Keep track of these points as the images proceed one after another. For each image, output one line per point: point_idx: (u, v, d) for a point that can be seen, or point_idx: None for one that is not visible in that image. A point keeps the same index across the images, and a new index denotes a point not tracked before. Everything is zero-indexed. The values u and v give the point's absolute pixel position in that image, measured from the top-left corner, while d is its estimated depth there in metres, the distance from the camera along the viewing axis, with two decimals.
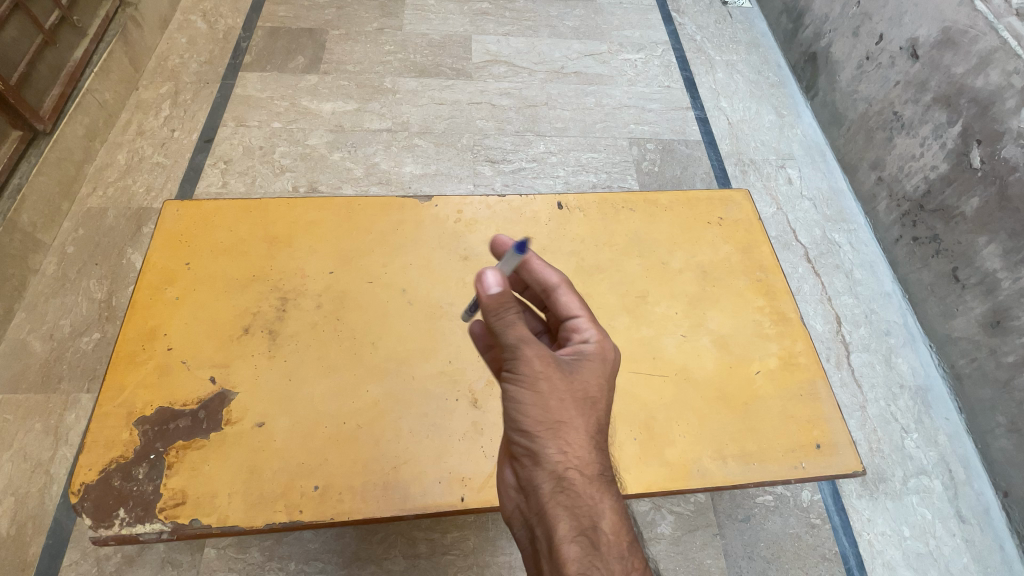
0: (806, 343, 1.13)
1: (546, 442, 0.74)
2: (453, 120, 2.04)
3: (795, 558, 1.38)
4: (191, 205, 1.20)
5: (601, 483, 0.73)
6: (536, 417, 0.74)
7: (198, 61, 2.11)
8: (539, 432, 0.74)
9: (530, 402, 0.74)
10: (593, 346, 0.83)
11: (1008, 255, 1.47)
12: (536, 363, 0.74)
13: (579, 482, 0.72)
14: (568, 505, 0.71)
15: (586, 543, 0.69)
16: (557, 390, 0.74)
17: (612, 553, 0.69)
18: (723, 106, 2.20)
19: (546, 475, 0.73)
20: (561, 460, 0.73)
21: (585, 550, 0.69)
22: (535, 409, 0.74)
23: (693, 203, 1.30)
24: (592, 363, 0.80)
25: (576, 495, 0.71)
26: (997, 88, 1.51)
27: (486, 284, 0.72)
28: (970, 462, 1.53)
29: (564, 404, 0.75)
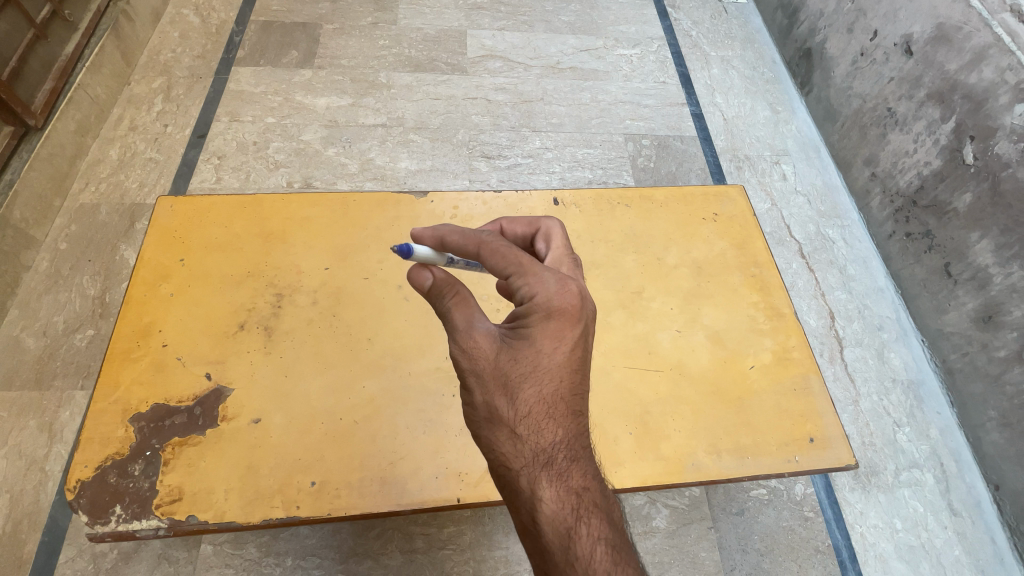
0: (799, 338, 1.14)
1: (482, 441, 0.73)
2: (448, 115, 2.03)
3: (788, 551, 1.39)
4: (185, 200, 1.19)
5: (535, 475, 0.67)
6: (472, 416, 0.75)
7: (191, 55, 2.09)
8: (476, 431, 0.74)
9: (466, 402, 0.75)
10: (526, 310, 0.73)
11: (1000, 250, 1.49)
12: (459, 359, 0.74)
13: (514, 479, 0.68)
14: (512, 504, 0.69)
15: (532, 543, 0.66)
16: (483, 384, 0.72)
17: (553, 552, 0.63)
18: (717, 102, 2.20)
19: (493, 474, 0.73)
20: (496, 457, 0.70)
21: (532, 550, 0.66)
22: (471, 408, 0.74)
23: (688, 199, 1.30)
24: (521, 336, 0.73)
25: (512, 493, 0.68)
26: (991, 84, 1.52)
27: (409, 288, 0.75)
28: (961, 456, 1.55)
29: (489, 397, 0.72)
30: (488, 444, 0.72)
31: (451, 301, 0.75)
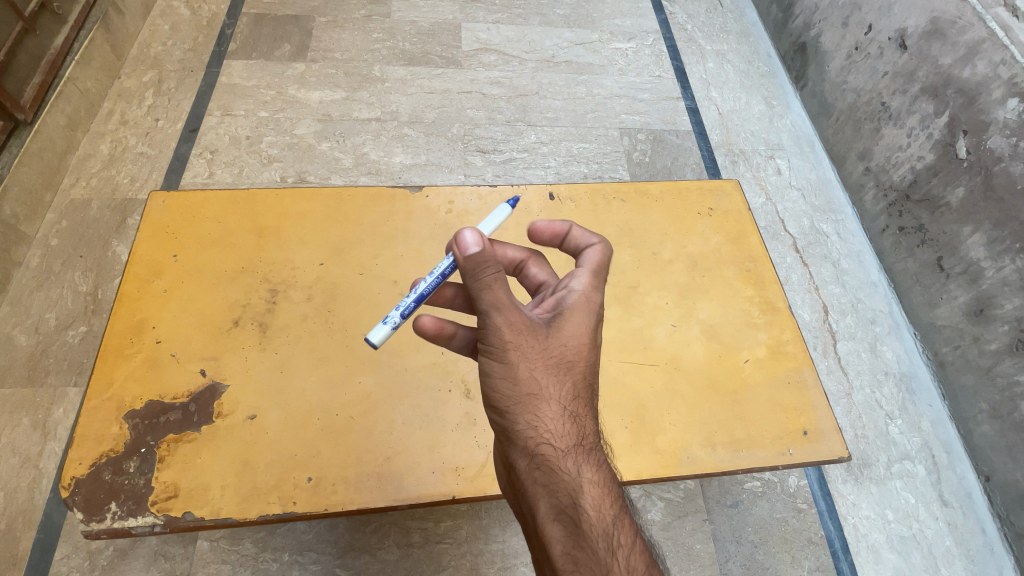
0: (794, 332, 1.14)
1: (517, 420, 0.74)
2: (443, 109, 2.02)
3: (782, 542, 1.41)
4: (177, 195, 1.18)
5: (578, 457, 0.73)
6: (505, 392, 0.74)
7: (182, 49, 2.06)
8: (510, 408, 0.74)
9: (499, 378, 0.74)
10: (572, 299, 0.81)
11: (992, 244, 1.50)
12: (504, 331, 0.74)
13: (555, 459, 0.72)
14: (546, 482, 0.72)
15: (568, 521, 0.70)
16: (528, 361, 0.74)
17: (595, 530, 0.69)
18: (713, 96, 2.20)
19: (520, 454, 0.74)
20: (534, 437, 0.73)
21: (568, 529, 0.70)
22: (504, 383, 0.74)
23: (684, 193, 1.30)
24: (566, 319, 0.79)
25: (552, 472, 0.72)
26: (983, 79, 1.52)
27: (465, 243, 0.75)
28: (952, 447, 1.57)
29: (534, 374, 0.74)
30: (527, 423, 0.74)
31: (492, 277, 0.75)
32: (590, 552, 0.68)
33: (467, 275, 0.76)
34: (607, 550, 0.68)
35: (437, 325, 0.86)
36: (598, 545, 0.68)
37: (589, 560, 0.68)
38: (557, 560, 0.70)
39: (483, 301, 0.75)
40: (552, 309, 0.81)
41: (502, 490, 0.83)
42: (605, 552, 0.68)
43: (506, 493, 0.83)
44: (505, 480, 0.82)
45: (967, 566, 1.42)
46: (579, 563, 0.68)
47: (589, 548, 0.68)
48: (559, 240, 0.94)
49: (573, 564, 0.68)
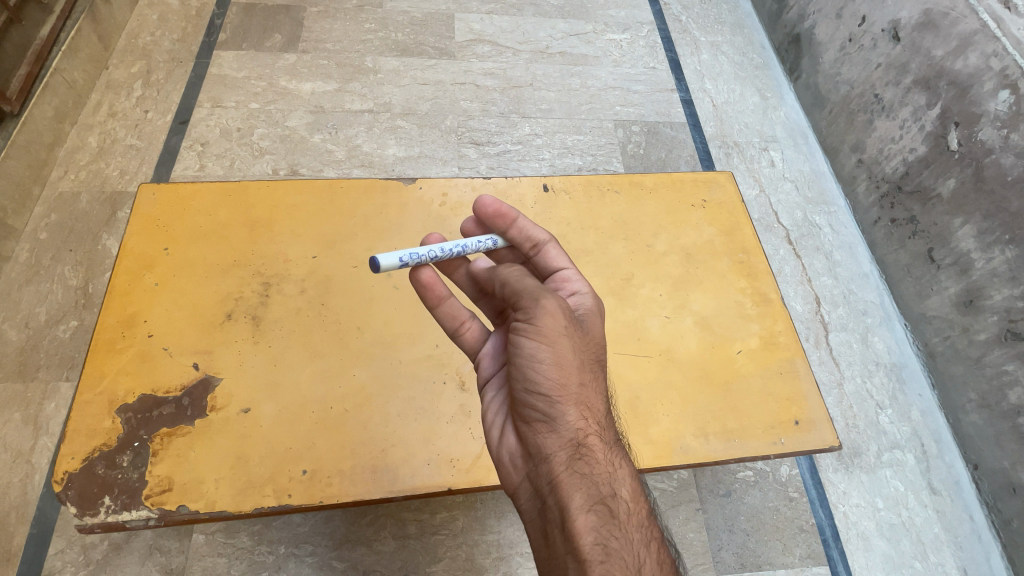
0: (786, 323, 1.15)
1: (565, 406, 0.74)
2: (436, 101, 2.01)
3: (774, 530, 1.43)
4: (167, 188, 1.17)
5: (614, 451, 0.76)
6: (554, 379, 0.74)
7: (171, 39, 2.03)
8: (559, 396, 0.74)
9: (551, 362, 0.74)
10: (590, 300, 0.87)
11: (982, 236, 1.51)
12: (555, 321, 0.76)
13: (598, 449, 0.74)
14: (586, 471, 0.72)
15: (604, 511, 0.70)
16: (575, 352, 0.76)
17: (629, 523, 0.71)
18: (707, 88, 2.19)
19: (563, 441, 0.73)
20: (580, 425, 0.74)
21: (605, 520, 0.69)
22: (555, 369, 0.74)
23: (678, 185, 1.30)
24: (597, 321, 0.84)
25: (595, 462, 0.73)
26: (975, 71, 1.53)
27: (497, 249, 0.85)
28: (941, 436, 1.59)
29: (582, 366, 0.77)
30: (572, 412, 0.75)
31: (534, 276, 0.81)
32: (624, 544, 0.69)
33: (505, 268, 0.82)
34: (639, 543, 0.70)
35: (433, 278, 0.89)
36: (632, 538, 0.70)
37: (622, 552, 0.68)
38: (588, 552, 0.67)
39: (530, 287, 0.78)
40: (576, 307, 0.86)
41: (512, 486, 0.79)
42: (638, 545, 0.70)
43: (517, 490, 0.78)
44: (521, 474, 0.78)
45: (955, 552, 1.44)
46: (611, 555, 0.67)
47: (623, 540, 0.69)
48: (507, 222, 0.95)
49: (603, 555, 0.67)
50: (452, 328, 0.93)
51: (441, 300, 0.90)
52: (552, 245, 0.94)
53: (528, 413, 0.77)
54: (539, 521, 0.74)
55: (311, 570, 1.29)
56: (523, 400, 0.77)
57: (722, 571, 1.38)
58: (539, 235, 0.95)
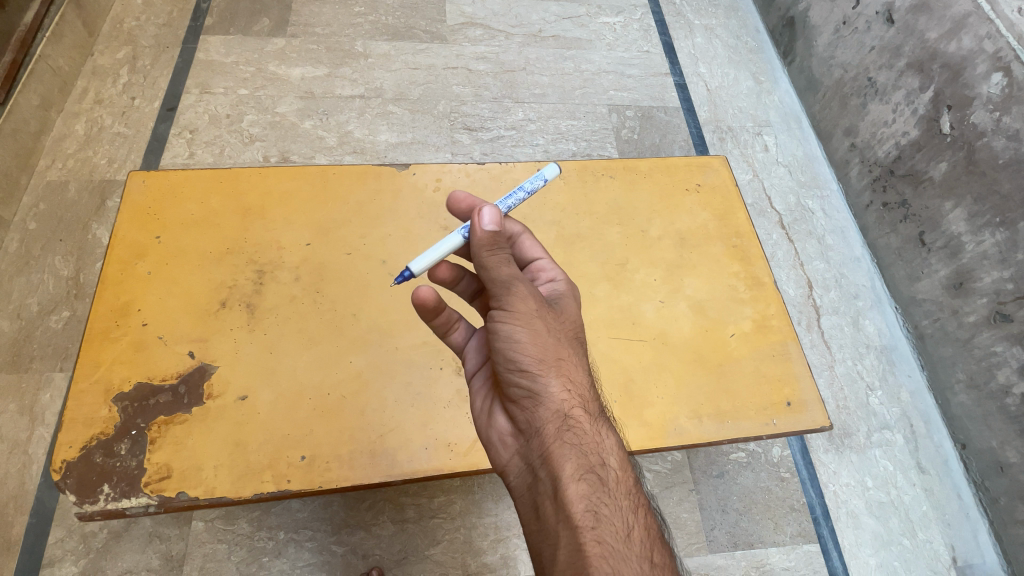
0: (779, 306, 1.16)
1: (549, 382, 0.74)
2: (428, 85, 1.98)
3: (766, 510, 1.46)
4: (158, 175, 1.16)
5: (601, 423, 0.77)
6: (536, 356, 0.74)
7: (156, 24, 1.99)
8: (541, 372, 0.74)
9: (529, 341, 0.74)
10: (563, 285, 0.87)
11: (973, 219, 1.52)
12: (527, 303, 0.75)
13: (584, 422, 0.74)
14: (574, 443, 0.73)
15: (593, 480, 0.71)
16: (555, 330, 0.76)
17: (619, 490, 0.72)
18: (701, 72, 2.18)
19: (549, 415, 0.74)
20: (566, 400, 0.74)
21: (594, 488, 0.71)
22: (535, 348, 0.74)
23: (672, 169, 1.30)
24: (571, 303, 0.84)
25: (582, 433, 0.73)
26: (969, 53, 1.53)
27: (484, 222, 0.75)
28: (930, 416, 1.62)
29: (564, 343, 0.77)
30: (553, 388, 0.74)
31: (500, 257, 0.75)
32: (614, 509, 0.70)
33: (484, 249, 0.75)
34: (628, 508, 0.72)
35: (434, 296, 0.83)
36: (621, 503, 0.71)
37: (613, 517, 0.70)
38: (580, 519, 0.68)
39: (507, 273, 0.76)
40: (553, 292, 0.86)
41: (505, 463, 0.80)
42: (627, 509, 0.71)
43: (509, 466, 0.79)
44: (512, 452, 0.80)
45: (942, 529, 1.48)
46: (601, 520, 0.69)
47: (613, 505, 0.70)
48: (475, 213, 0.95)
49: (596, 521, 0.68)
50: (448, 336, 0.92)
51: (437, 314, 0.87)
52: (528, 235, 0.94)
53: (514, 393, 0.77)
54: (530, 494, 0.75)
55: (311, 555, 1.31)
56: (508, 380, 0.77)
57: (715, 549, 1.41)
58: (512, 227, 0.94)
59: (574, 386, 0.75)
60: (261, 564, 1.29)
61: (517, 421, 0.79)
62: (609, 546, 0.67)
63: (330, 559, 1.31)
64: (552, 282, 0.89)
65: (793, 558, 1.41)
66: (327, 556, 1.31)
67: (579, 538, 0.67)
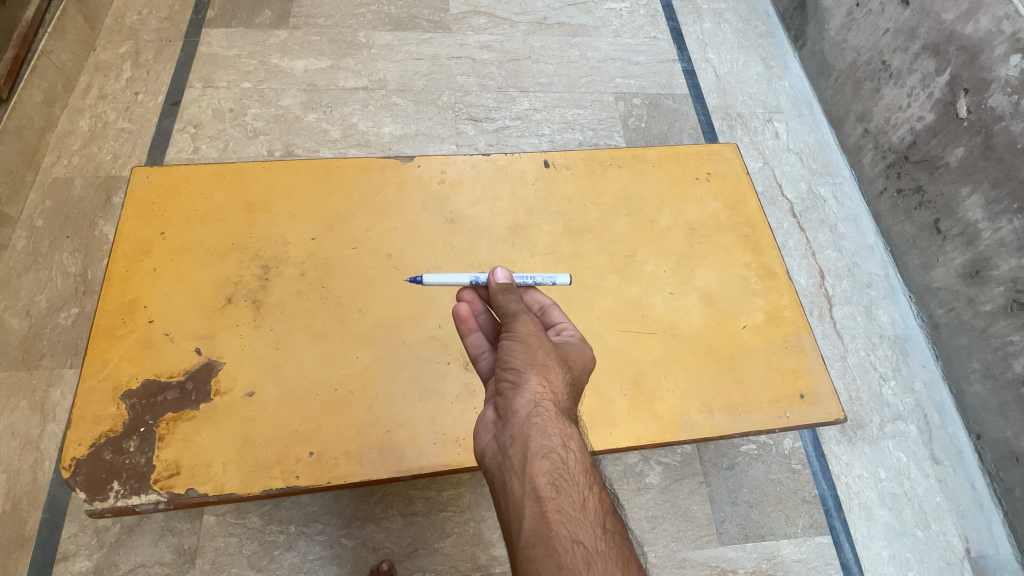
0: (791, 297, 1.14)
1: (528, 376, 0.76)
2: (432, 76, 1.96)
3: (776, 502, 1.44)
4: (161, 171, 1.15)
5: (572, 419, 0.76)
6: (522, 358, 0.78)
7: (158, 17, 1.98)
8: (523, 368, 0.77)
9: (519, 347, 0.79)
10: (577, 335, 0.88)
11: (990, 205, 1.49)
12: (526, 324, 0.81)
13: (556, 413, 0.74)
14: (542, 425, 0.72)
15: (557, 458, 0.70)
16: (544, 341, 0.80)
17: (579, 470, 0.71)
18: (710, 58, 2.14)
19: (522, 401, 0.74)
20: (541, 393, 0.75)
21: (557, 467, 0.69)
22: (523, 352, 0.78)
23: (682, 158, 1.28)
24: (575, 347, 0.85)
25: (552, 419, 0.73)
26: (986, 35, 1.48)
27: (496, 276, 0.89)
28: (944, 407, 1.59)
29: (550, 353, 0.80)
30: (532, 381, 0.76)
31: (505, 296, 0.86)
32: (574, 487, 0.68)
33: (500, 292, 0.87)
34: (587, 483, 0.70)
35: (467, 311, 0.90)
36: (581, 479, 0.70)
37: (573, 489, 0.68)
38: (540, 490, 0.67)
39: (515, 305, 0.85)
40: (562, 335, 0.88)
41: (476, 452, 0.78)
42: (585, 484, 0.70)
43: (481, 455, 0.77)
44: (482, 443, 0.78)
45: (957, 520, 1.46)
46: (562, 490, 0.67)
47: (574, 483, 0.69)
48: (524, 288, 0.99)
49: (555, 493, 0.67)
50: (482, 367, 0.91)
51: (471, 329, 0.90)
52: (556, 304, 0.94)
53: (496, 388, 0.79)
54: (496, 473, 0.73)
55: (322, 548, 1.31)
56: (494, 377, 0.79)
57: (727, 542, 1.40)
58: (544, 298, 0.94)
59: (553, 385, 0.77)
60: (272, 557, 1.29)
61: (493, 412, 0.78)
62: (567, 515, 0.66)
63: (340, 553, 1.31)
64: (566, 333, 0.89)
65: (805, 550, 1.40)
66: (337, 550, 1.31)
67: (541, 508, 0.66)
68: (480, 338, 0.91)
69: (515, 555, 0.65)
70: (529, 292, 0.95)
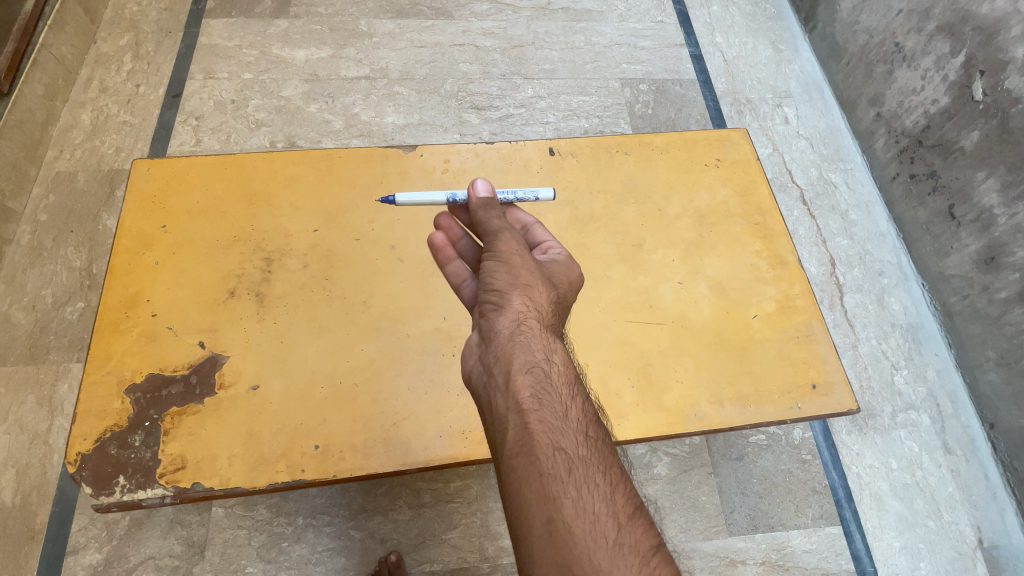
0: (803, 285, 1.12)
1: (512, 298, 0.80)
2: (434, 64, 1.93)
3: (786, 492, 1.43)
4: (161, 163, 1.14)
5: (554, 336, 0.81)
6: (505, 280, 0.82)
7: (158, 8, 1.95)
8: (506, 290, 0.81)
9: (502, 268, 0.82)
10: (561, 255, 0.92)
11: (1006, 190, 1.45)
12: (509, 243, 0.85)
13: (538, 331, 0.79)
14: (525, 342, 0.77)
15: (539, 372, 0.75)
16: (527, 260, 0.84)
17: (561, 381, 0.76)
18: (718, 42, 2.09)
19: (506, 322, 0.78)
20: (523, 312, 0.79)
21: (538, 379, 0.74)
22: (507, 273, 0.82)
23: (690, 144, 1.25)
24: (558, 268, 0.89)
25: (534, 338, 0.78)
26: (1002, 15, 1.44)
27: (477, 189, 0.89)
28: (957, 396, 1.57)
29: (533, 274, 0.83)
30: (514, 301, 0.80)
31: (490, 216, 0.88)
32: (555, 397, 0.73)
33: (480, 212, 0.89)
34: (569, 394, 0.75)
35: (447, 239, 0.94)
36: (562, 390, 0.75)
37: (555, 400, 0.73)
38: (522, 403, 0.72)
39: (496, 223, 0.87)
40: (547, 253, 0.93)
41: (464, 373, 0.83)
42: (566, 393, 0.75)
43: (468, 376, 0.82)
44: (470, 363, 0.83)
45: (969, 510, 1.44)
46: (543, 402, 0.72)
47: (555, 394, 0.74)
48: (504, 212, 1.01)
49: (537, 405, 0.72)
50: (466, 295, 0.94)
51: (451, 257, 0.94)
52: (538, 224, 0.98)
53: (481, 310, 0.83)
54: (483, 390, 0.78)
55: (330, 539, 1.31)
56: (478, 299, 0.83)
57: (736, 532, 1.38)
58: (526, 220, 0.98)
59: (535, 305, 0.81)
60: (281, 549, 1.29)
61: (478, 333, 0.83)
62: (548, 423, 0.71)
63: (348, 544, 1.31)
64: (549, 254, 0.93)
65: (815, 541, 1.39)
66: (345, 541, 1.31)
67: (523, 420, 0.71)
68: (459, 266, 0.94)
69: (501, 461, 0.71)
70: (512, 214, 0.99)
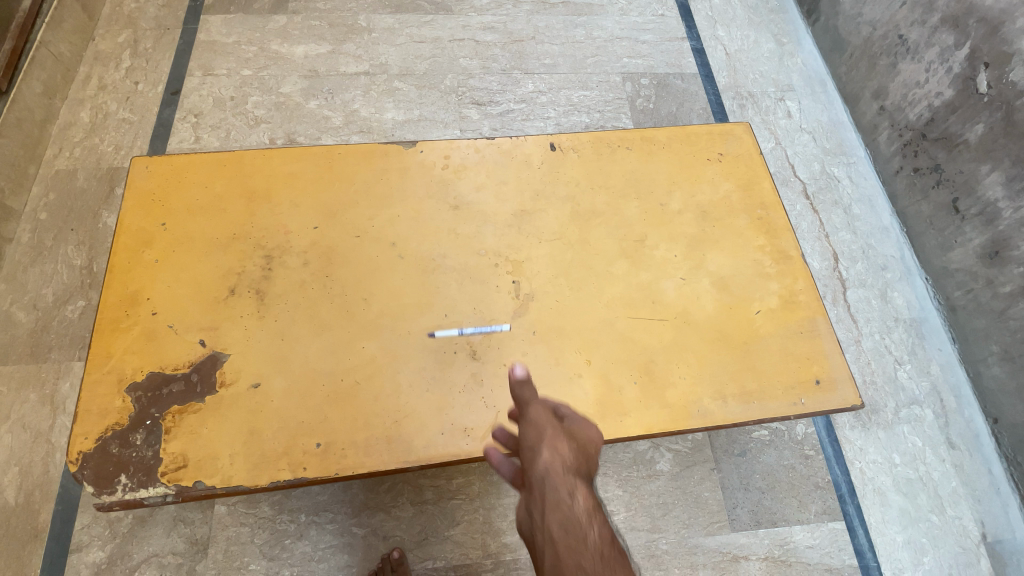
0: (807, 281, 1.11)
1: (537, 449, 0.77)
2: (434, 59, 1.92)
3: (789, 488, 1.43)
4: (161, 160, 1.13)
5: (586, 475, 0.76)
6: (531, 434, 0.80)
7: (156, 5, 1.94)
8: (533, 444, 0.78)
9: (529, 428, 0.81)
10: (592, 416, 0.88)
11: (1010, 183, 1.44)
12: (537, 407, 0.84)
13: (566, 473, 0.74)
14: (550, 484, 0.72)
15: (565, 509, 0.70)
16: (552, 419, 0.81)
17: (592, 516, 0.70)
18: (720, 35, 2.07)
19: (533, 471, 0.75)
20: (550, 459, 0.75)
21: (565, 515, 0.69)
22: (533, 428, 0.80)
23: (692, 139, 1.24)
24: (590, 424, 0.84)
25: (559, 477, 0.73)
26: (1008, 6, 1.43)
27: (513, 372, 0.88)
28: (961, 390, 1.56)
29: (557, 422, 0.81)
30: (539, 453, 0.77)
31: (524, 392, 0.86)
32: (584, 529, 0.68)
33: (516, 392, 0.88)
34: (599, 527, 0.70)
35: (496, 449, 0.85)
36: (591, 523, 0.69)
37: (583, 533, 0.68)
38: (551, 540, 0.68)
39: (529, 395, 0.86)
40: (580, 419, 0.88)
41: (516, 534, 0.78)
42: (594, 526, 0.69)
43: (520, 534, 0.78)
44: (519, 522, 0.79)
45: (973, 505, 1.44)
46: (570, 536, 0.67)
47: (584, 527, 0.68)
48: None
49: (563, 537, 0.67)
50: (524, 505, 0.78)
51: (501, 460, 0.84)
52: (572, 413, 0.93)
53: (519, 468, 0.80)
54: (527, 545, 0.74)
55: (333, 537, 1.31)
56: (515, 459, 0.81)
57: (738, 528, 1.38)
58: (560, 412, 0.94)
59: (562, 451, 0.76)
60: (284, 546, 1.30)
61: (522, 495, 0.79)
62: (575, 555, 0.65)
63: (351, 541, 1.31)
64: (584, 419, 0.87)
65: (818, 536, 1.38)
66: (348, 538, 1.32)
67: (553, 558, 0.67)
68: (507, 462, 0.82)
69: None
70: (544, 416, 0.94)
